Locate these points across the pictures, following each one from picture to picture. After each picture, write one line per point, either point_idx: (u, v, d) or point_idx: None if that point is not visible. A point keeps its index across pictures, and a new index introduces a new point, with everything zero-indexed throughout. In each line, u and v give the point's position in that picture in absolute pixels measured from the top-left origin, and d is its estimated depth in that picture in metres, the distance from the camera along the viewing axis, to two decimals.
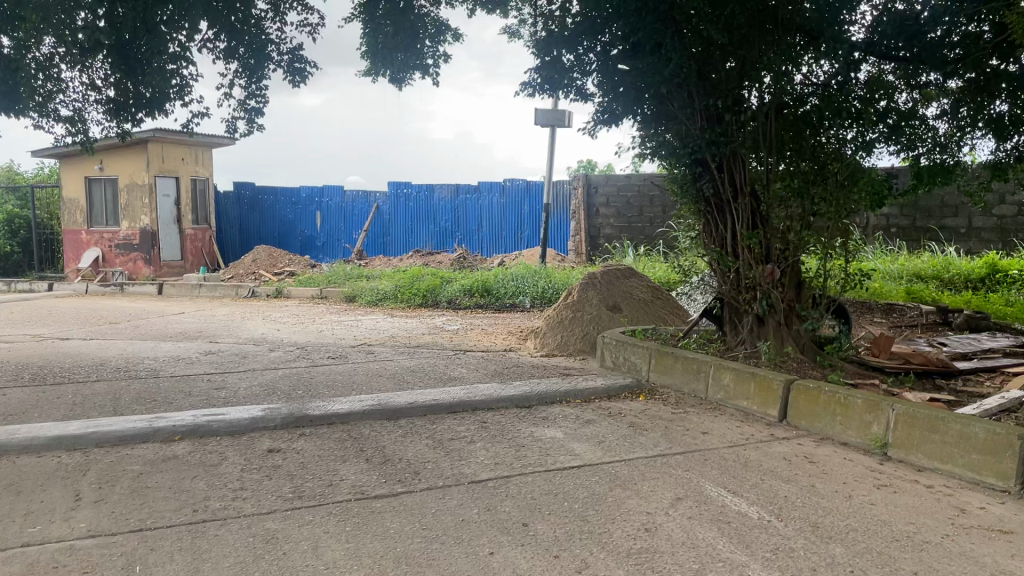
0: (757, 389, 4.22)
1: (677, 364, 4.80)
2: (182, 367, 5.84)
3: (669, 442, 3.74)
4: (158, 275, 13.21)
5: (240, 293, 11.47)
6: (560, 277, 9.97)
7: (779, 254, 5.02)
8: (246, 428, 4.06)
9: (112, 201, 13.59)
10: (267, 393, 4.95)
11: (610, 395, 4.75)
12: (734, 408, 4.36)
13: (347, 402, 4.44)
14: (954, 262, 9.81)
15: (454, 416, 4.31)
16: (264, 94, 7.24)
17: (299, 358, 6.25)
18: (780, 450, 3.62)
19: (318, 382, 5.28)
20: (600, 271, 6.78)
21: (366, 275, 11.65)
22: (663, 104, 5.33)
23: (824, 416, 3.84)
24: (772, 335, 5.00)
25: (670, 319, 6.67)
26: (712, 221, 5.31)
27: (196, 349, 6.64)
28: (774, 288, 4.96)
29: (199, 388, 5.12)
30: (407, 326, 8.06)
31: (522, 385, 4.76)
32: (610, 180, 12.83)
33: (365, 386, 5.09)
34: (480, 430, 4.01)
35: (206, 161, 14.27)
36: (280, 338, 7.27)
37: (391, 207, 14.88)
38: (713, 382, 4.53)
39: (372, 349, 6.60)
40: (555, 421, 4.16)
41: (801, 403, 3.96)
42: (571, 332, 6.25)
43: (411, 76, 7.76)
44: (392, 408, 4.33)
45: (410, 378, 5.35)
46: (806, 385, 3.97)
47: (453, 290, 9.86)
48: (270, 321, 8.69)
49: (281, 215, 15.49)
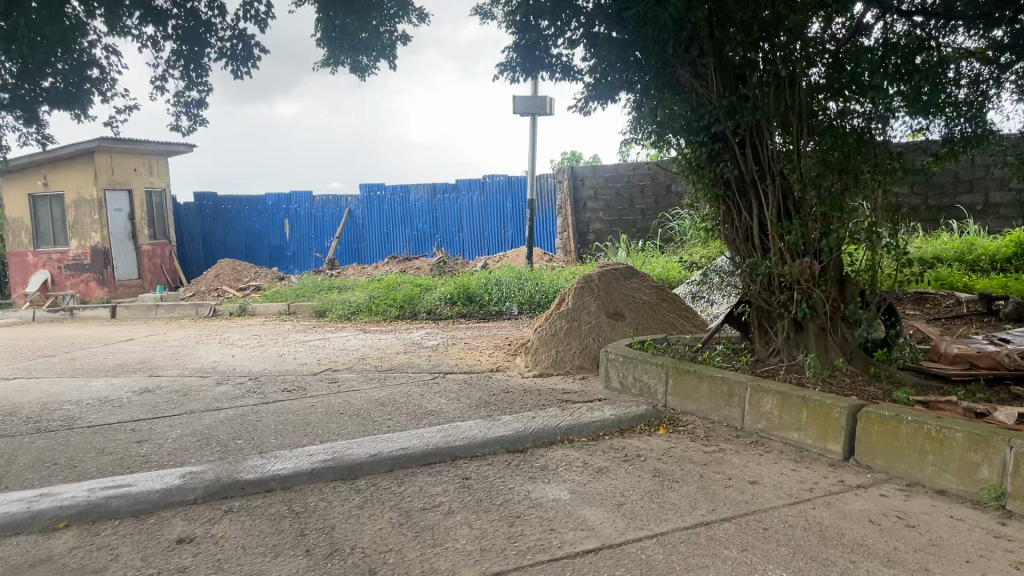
0: (812, 418, 3.32)
1: (702, 384, 3.91)
2: (107, 413, 4.88)
3: (710, 502, 2.82)
4: (112, 296, 12.21)
5: (200, 312, 10.50)
6: (549, 279, 9.05)
7: (821, 247, 4.07)
8: (157, 504, 3.13)
9: (59, 219, 12.54)
10: (198, 447, 3.99)
11: (622, 429, 3.82)
12: (782, 441, 3.46)
13: (292, 458, 3.51)
14: (977, 241, 8.96)
15: (429, 470, 3.38)
16: (204, 84, 6.12)
17: (249, 392, 5.31)
18: (861, 507, 2.72)
19: (266, 425, 4.36)
20: (597, 273, 5.86)
21: (338, 286, 10.69)
22: (666, 69, 4.43)
23: (907, 454, 2.95)
24: (814, 345, 4.10)
25: (681, 325, 5.76)
26: (733, 208, 4.41)
27: (130, 387, 5.68)
28: (815, 287, 4.05)
29: (117, 443, 4.16)
30: (380, 344, 7.12)
31: (512, 423, 3.85)
32: (597, 171, 11.90)
33: (320, 431, 4.15)
34: (461, 492, 3.08)
35: (161, 171, 13.29)
36: (231, 367, 6.31)
37: (365, 212, 13.92)
38: (750, 408, 3.64)
39: (336, 377, 5.66)
40: (557, 474, 3.24)
41: (874, 437, 3.07)
42: (567, 346, 5.34)
43: (374, 63, 6.85)
44: (348, 464, 3.40)
45: (377, 416, 4.41)
46: (879, 412, 3.08)
47: (433, 299, 8.93)
48: (226, 345, 7.72)
49: (246, 224, 14.49)
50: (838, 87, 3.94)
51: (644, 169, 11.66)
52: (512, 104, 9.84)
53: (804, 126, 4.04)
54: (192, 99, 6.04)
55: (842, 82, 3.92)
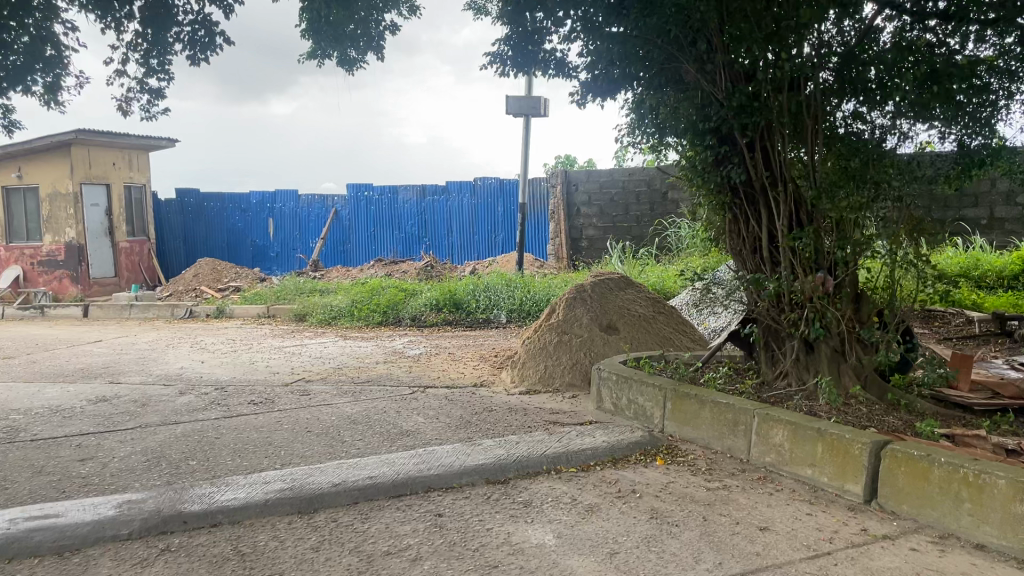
0: (829, 453, 2.97)
1: (703, 409, 3.56)
2: (55, 424, 4.50)
3: (716, 554, 2.46)
4: (87, 294, 11.79)
5: (176, 313, 10.10)
6: (540, 287, 8.70)
7: (835, 262, 3.72)
8: (83, 540, 2.74)
9: (33, 213, 12.11)
10: (145, 469, 3.59)
11: (615, 458, 3.44)
12: (793, 479, 3.11)
13: (245, 486, 3.13)
14: (984, 256, 8.64)
15: (398, 504, 3.01)
16: (164, 71, 5.73)
17: (213, 403, 4.93)
18: (890, 563, 2.37)
19: (225, 444, 3.98)
20: (589, 282, 5.50)
21: (320, 289, 10.30)
22: (669, 66, 4.07)
23: (940, 500, 2.61)
24: (827, 369, 3.75)
25: (678, 340, 5.39)
26: (740, 217, 4.03)
27: (86, 395, 5.29)
28: (830, 305, 3.69)
29: (57, 461, 3.76)
30: (359, 353, 6.74)
31: (494, 450, 3.48)
32: (591, 176, 11.58)
33: (282, 453, 3.77)
34: (431, 534, 2.70)
35: (142, 166, 12.89)
36: (198, 375, 5.92)
37: (351, 212, 13.53)
38: (758, 439, 3.28)
39: (308, 388, 5.28)
40: (541, 513, 2.87)
41: (902, 478, 2.72)
42: (556, 361, 4.98)
43: (363, 56, 6.50)
44: (307, 496, 3.02)
45: (347, 436, 4.02)
46: (906, 451, 2.73)
47: (417, 304, 8.56)
48: (198, 350, 7.32)
49: (229, 223, 14.09)
50: (846, 89, 3.69)
51: (639, 175, 11.35)
52: (504, 104, 9.49)
53: (820, 132, 3.72)
54: (151, 88, 5.66)
55: (853, 83, 3.67)
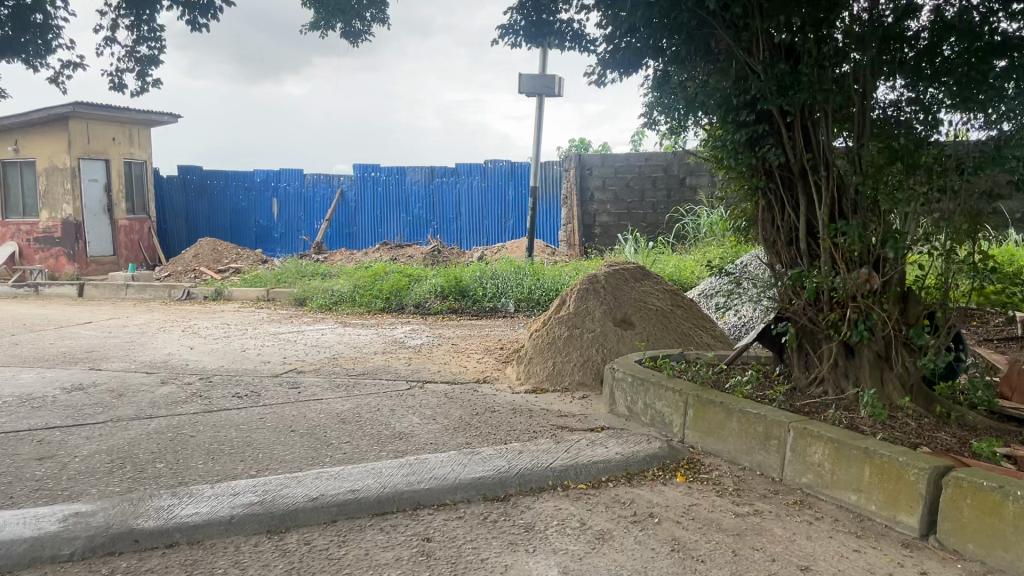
0: (878, 477, 2.59)
1: (730, 420, 3.17)
2: (21, 415, 4.15)
3: None
4: (84, 272, 11.48)
5: (173, 295, 9.77)
6: (550, 275, 8.30)
7: (880, 257, 3.30)
8: (15, 561, 2.38)
9: (30, 188, 11.78)
10: (106, 472, 3.23)
11: (630, 472, 3.06)
12: (834, 504, 2.73)
13: (210, 498, 2.77)
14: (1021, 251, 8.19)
15: (382, 525, 2.63)
16: (156, 39, 5.35)
17: (195, 395, 4.57)
18: None
19: (200, 443, 3.62)
20: (602, 273, 5.09)
21: (322, 273, 9.95)
22: (697, 35, 3.63)
23: (1016, 540, 2.21)
24: (869, 376, 3.34)
25: (699, 336, 4.99)
26: (776, 205, 3.59)
27: (61, 382, 4.94)
28: (874, 305, 3.28)
29: (12, 459, 3.40)
30: (358, 342, 6.36)
31: (494, 460, 3.10)
32: (606, 160, 11.13)
33: (260, 456, 3.39)
34: (416, 565, 2.33)
35: (142, 141, 12.55)
36: (185, 363, 5.56)
37: (358, 193, 13.14)
38: (793, 456, 2.90)
39: (299, 380, 4.92)
40: (545, 540, 2.49)
41: (968, 512, 2.33)
42: (565, 358, 4.60)
43: (368, 27, 6.07)
44: (279, 513, 2.65)
45: (334, 437, 3.65)
46: (972, 480, 2.34)
47: (421, 291, 8.18)
48: (189, 334, 6.97)
49: (233, 202, 13.74)
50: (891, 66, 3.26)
51: (656, 160, 10.96)
52: (517, 82, 9.08)
53: (868, 122, 3.27)
54: (144, 58, 5.29)
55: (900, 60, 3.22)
